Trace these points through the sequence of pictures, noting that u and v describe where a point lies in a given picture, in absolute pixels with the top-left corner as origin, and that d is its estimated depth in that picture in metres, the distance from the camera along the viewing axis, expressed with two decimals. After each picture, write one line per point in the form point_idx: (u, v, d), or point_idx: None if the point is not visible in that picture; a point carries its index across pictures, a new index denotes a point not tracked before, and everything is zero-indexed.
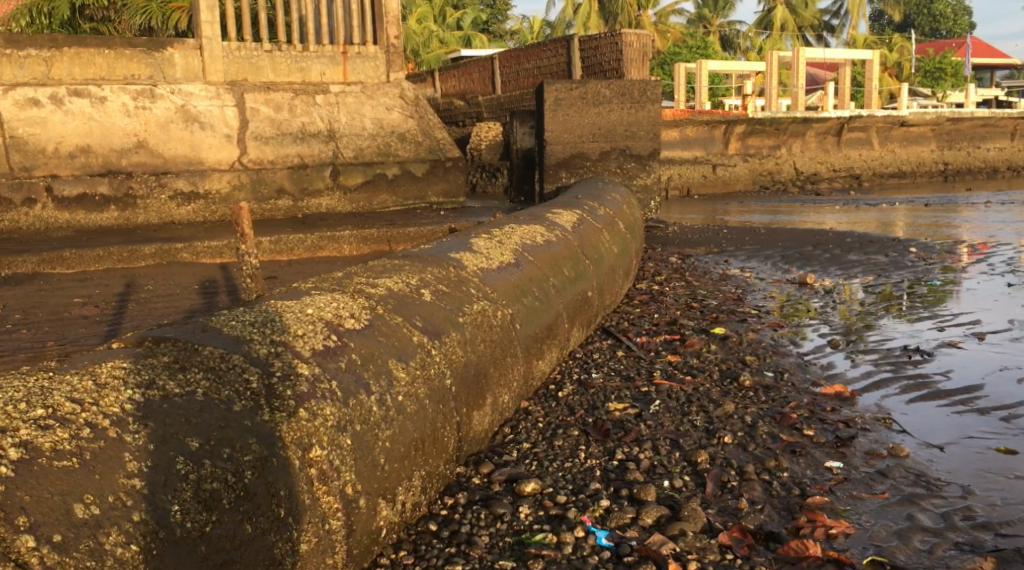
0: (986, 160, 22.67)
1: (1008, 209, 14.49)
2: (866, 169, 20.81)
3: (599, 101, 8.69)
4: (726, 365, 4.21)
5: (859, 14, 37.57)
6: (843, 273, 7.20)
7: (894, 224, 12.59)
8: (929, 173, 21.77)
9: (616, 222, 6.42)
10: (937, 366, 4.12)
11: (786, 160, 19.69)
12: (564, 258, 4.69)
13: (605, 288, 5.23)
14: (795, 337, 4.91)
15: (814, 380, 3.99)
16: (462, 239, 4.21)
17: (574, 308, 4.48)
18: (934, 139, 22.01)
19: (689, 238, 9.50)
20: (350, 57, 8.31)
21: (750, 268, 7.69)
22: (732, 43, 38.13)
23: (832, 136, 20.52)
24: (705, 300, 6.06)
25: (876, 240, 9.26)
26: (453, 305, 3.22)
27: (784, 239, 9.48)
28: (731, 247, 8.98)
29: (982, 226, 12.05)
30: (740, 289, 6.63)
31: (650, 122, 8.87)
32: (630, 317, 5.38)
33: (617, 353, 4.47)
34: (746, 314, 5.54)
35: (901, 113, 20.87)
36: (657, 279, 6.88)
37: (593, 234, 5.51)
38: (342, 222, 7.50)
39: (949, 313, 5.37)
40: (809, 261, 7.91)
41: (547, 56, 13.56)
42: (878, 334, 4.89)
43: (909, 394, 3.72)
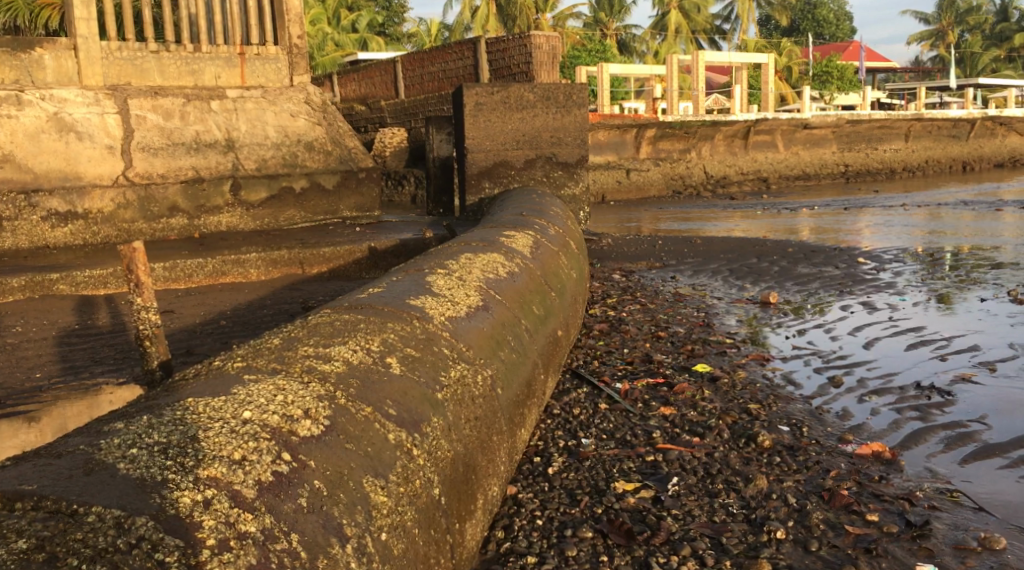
0: (883, 161, 22.99)
1: (913, 212, 14.52)
2: (772, 172, 20.82)
3: (522, 106, 7.92)
4: (731, 417, 3.59)
5: (749, 20, 38.05)
6: (802, 290, 6.76)
7: (807, 229, 12.34)
8: (831, 175, 21.95)
9: (568, 242, 5.76)
10: (969, 410, 3.60)
11: (696, 163, 19.49)
12: (530, 293, 3.98)
13: (569, 322, 4.54)
14: (789, 374, 4.34)
15: (838, 434, 3.40)
16: (415, 277, 3.45)
17: (547, 354, 3.79)
18: (835, 141, 22.19)
19: (626, 252, 8.95)
20: (248, 59, 7.42)
21: (702, 285, 7.19)
22: (629, 48, 38.06)
23: (739, 139, 20.40)
24: (671, 328, 5.47)
25: (818, 250, 8.92)
26: (427, 378, 2.48)
27: (725, 251, 9.00)
28: (673, 262, 8.43)
29: (893, 230, 11.90)
30: (700, 311, 6.08)
31: (577, 127, 8.11)
32: (597, 355, 4.72)
33: (598, 407, 3.78)
34: (722, 345, 4.96)
35: (804, 116, 20.90)
36: (608, 303, 6.26)
37: (551, 258, 4.82)
38: (245, 242, 6.54)
39: (941, 337, 4.93)
40: (761, 276, 7.45)
41: (452, 60, 12.81)
42: (879, 367, 4.38)
43: (956, 451, 3.18)
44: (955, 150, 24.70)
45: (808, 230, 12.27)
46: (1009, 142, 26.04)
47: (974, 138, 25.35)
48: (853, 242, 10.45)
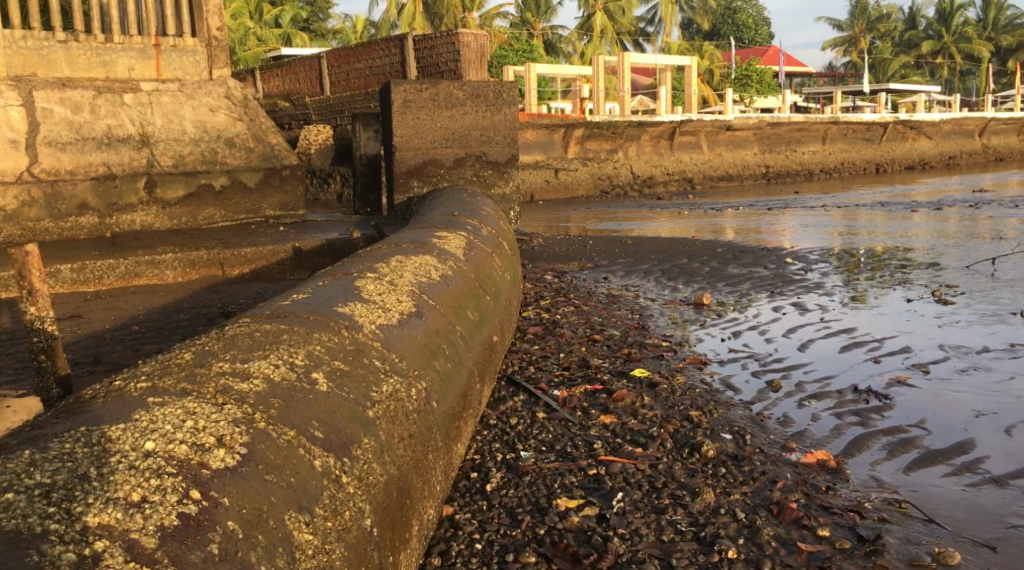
0: (802, 163, 23.48)
1: (831, 213, 14.83)
2: (697, 173, 21.04)
3: (451, 103, 7.73)
4: (673, 425, 3.48)
5: (672, 22, 38.47)
6: (734, 290, 6.76)
7: (730, 230, 12.45)
8: (753, 176, 22.32)
9: (501, 243, 5.61)
10: (907, 414, 3.57)
11: (623, 163, 19.57)
12: (464, 297, 3.80)
13: (504, 327, 4.38)
14: (727, 378, 4.26)
15: (782, 442, 3.31)
16: (342, 282, 3.24)
17: (482, 361, 3.62)
18: (756, 142, 22.56)
19: (557, 252, 8.85)
20: (163, 51, 7.02)
21: (634, 286, 7.13)
22: (556, 48, 38.10)
23: (665, 140, 20.52)
24: (606, 331, 5.37)
25: (746, 250, 8.98)
26: (357, 394, 2.29)
27: (655, 251, 8.99)
28: (604, 262, 8.36)
29: (812, 230, 12.13)
30: (634, 313, 6.00)
31: (507, 126, 7.96)
32: (532, 360, 4.57)
33: (536, 416, 3.63)
34: (658, 348, 4.88)
35: (728, 117, 21.12)
36: (541, 305, 6.12)
37: (485, 260, 4.66)
38: (160, 242, 6.18)
39: (873, 339, 4.94)
40: (693, 277, 7.44)
41: (379, 57, 12.52)
42: (816, 370, 4.34)
43: (899, 458, 3.12)
44: (869, 153, 25.42)
45: (732, 230, 12.38)
46: (920, 146, 26.89)
47: (887, 141, 26.09)
48: (776, 242, 10.57)
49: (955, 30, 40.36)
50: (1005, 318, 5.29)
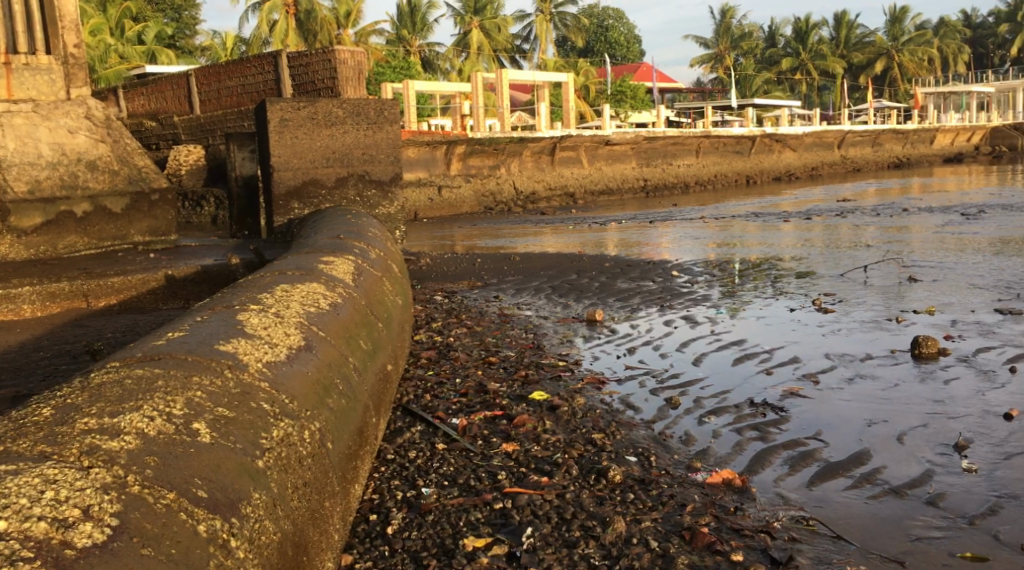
0: (678, 176, 24.16)
1: (707, 224, 15.28)
2: (578, 187, 21.31)
3: (331, 122, 7.49)
4: (577, 450, 3.40)
5: (548, 39, 39.06)
6: (625, 305, 6.79)
7: (612, 244, 12.60)
8: (632, 190, 22.80)
9: (390, 266, 5.42)
10: (804, 426, 3.60)
11: (505, 179, 19.65)
12: (356, 326, 3.61)
13: (398, 354, 4.21)
14: (627, 397, 4.23)
15: (687, 462, 3.28)
16: (223, 316, 3.00)
17: (377, 393, 3.44)
18: (633, 157, 23.07)
19: (445, 272, 8.72)
20: (14, 69, 6.50)
21: (526, 304, 7.07)
22: (433, 65, 38.01)
23: (546, 155, 20.69)
24: (501, 353, 5.27)
25: (632, 264, 9.09)
26: (245, 442, 2.09)
27: (543, 267, 8.99)
28: (494, 280, 8.29)
29: (690, 242, 12.43)
30: (528, 331, 5.93)
31: (389, 143, 7.80)
32: (428, 386, 4.41)
33: (436, 448, 3.47)
34: (556, 369, 4.81)
35: (606, 132, 21.49)
36: (433, 328, 5.97)
37: (375, 285, 4.48)
38: (15, 274, 5.68)
39: (763, 350, 5.03)
40: (583, 293, 7.44)
41: (251, 74, 12.08)
42: (712, 385, 4.36)
43: (801, 473, 3.13)
44: (739, 165, 26.40)
45: (615, 244, 12.55)
46: (785, 157, 28.15)
47: (755, 153, 27.19)
48: (658, 254, 10.77)
49: (811, 48, 42.60)
50: (882, 325, 5.50)
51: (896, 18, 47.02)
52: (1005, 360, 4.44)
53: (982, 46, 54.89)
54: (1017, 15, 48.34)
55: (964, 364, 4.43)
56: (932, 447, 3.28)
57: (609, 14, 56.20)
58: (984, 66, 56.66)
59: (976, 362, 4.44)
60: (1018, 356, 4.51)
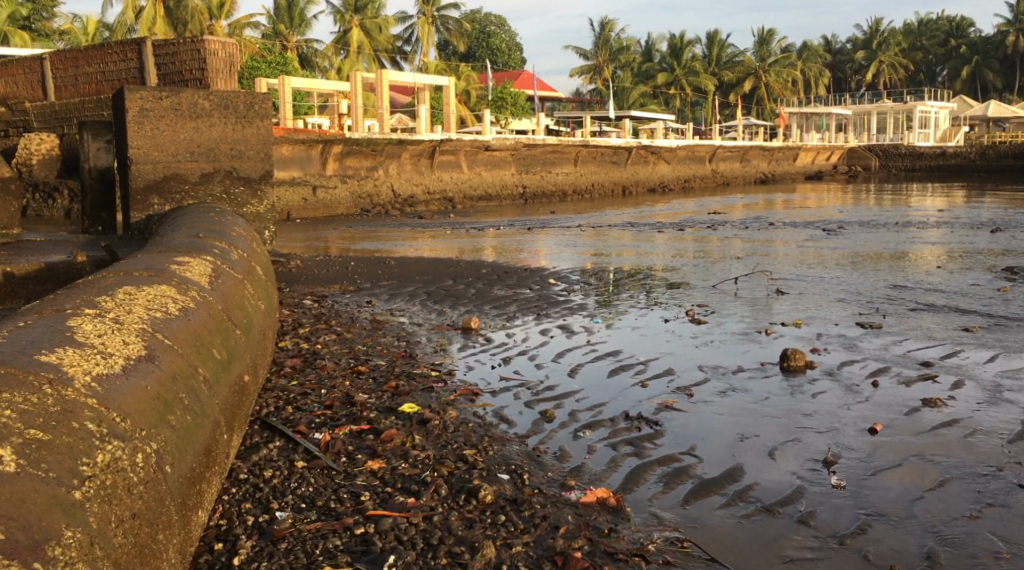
0: (556, 184, 24.34)
1: (584, 233, 15.39)
2: (457, 192, 21.16)
3: (196, 114, 7.03)
4: (447, 467, 3.22)
5: (429, 43, 38.75)
6: (501, 314, 6.67)
7: (489, 251, 12.49)
8: (510, 196, 22.78)
9: (253, 268, 5.09)
10: (678, 441, 3.56)
11: (383, 181, 19.34)
12: (209, 333, 3.29)
13: (257, 363, 3.90)
14: (500, 410, 4.08)
15: (560, 480, 3.16)
16: (50, 321, 2.65)
17: (231, 408, 3.15)
18: (513, 163, 23.09)
19: (316, 275, 8.39)
20: None
21: (399, 310, 6.85)
22: (312, 63, 37.05)
23: (425, 159, 20.43)
24: (371, 362, 5.04)
25: (509, 271, 9.00)
26: (60, 470, 1.80)
27: (418, 272, 8.76)
28: (367, 285, 8.01)
29: (566, 250, 12.44)
30: (401, 339, 5.72)
31: (260, 139, 7.38)
32: (291, 398, 4.13)
33: (294, 466, 3.21)
34: (428, 380, 4.62)
35: (486, 137, 21.34)
36: (299, 334, 5.66)
37: (234, 288, 4.16)
38: None
39: (637, 361, 4.99)
40: (459, 299, 7.29)
41: (112, 61, 11.27)
42: (587, 397, 4.27)
43: (675, 491, 3.06)
44: (615, 175, 26.87)
45: (492, 250, 12.40)
46: (659, 170, 28.86)
47: (630, 165, 27.72)
48: (535, 262, 10.70)
49: (685, 65, 43.91)
50: (752, 337, 5.58)
51: (763, 40, 49.10)
52: (868, 374, 4.56)
53: (841, 71, 58.09)
54: (872, 44, 51.41)
55: (830, 377, 4.52)
56: (802, 462, 3.28)
57: (491, 20, 56.30)
58: (841, 90, 59.98)
59: (841, 375, 4.54)
60: (880, 370, 4.64)
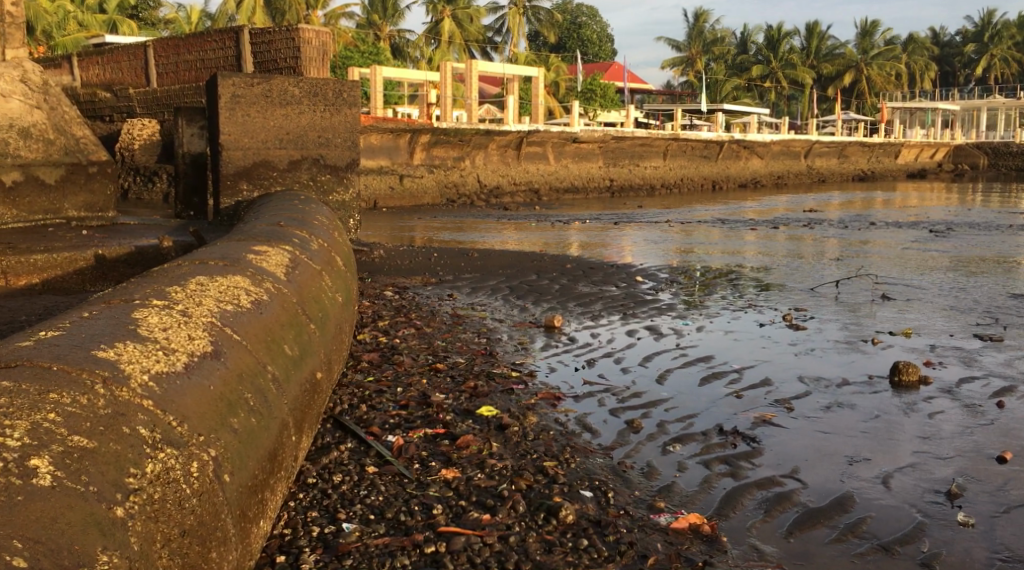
0: (644, 177, 23.76)
1: (671, 229, 14.91)
2: (543, 184, 20.87)
3: (286, 101, 6.97)
4: (526, 481, 2.99)
5: (520, 33, 38.46)
6: (586, 312, 6.42)
7: (574, 245, 12.18)
8: (597, 189, 22.35)
9: (333, 258, 4.95)
10: (779, 462, 3.25)
11: (470, 172, 19.23)
12: (282, 328, 3.12)
13: (331, 359, 3.74)
14: (583, 418, 3.84)
15: (648, 501, 2.90)
16: (116, 311, 2.52)
17: (302, 407, 2.99)
18: (601, 156, 22.64)
19: (399, 266, 8.28)
20: None
21: (481, 305, 6.67)
22: (404, 52, 37.26)
23: (513, 150, 20.23)
24: (450, 360, 4.85)
25: (595, 267, 8.72)
26: (102, 484, 1.66)
27: (502, 266, 8.57)
28: (449, 277, 7.86)
29: (652, 247, 12.04)
30: (481, 336, 5.53)
31: (347, 128, 7.28)
32: (365, 395, 3.97)
33: (365, 471, 3.03)
34: (507, 381, 4.40)
35: (573, 129, 20.98)
36: (379, 327, 5.53)
37: (312, 279, 4.01)
38: None
39: (731, 370, 4.67)
40: (542, 295, 7.06)
41: (212, 49, 11.45)
42: (677, 407, 4.00)
43: (777, 520, 2.78)
44: (706, 170, 26.07)
45: (578, 245, 12.07)
46: (752, 165, 27.91)
47: (722, 159, 26.73)
48: (621, 259, 10.35)
49: (781, 57, 42.43)
50: (856, 346, 5.19)
51: (865, 32, 47.07)
52: (991, 393, 4.14)
53: (948, 65, 55.28)
54: (983, 36, 48.76)
55: (947, 395, 4.12)
56: (922, 494, 2.94)
57: (583, 12, 55.60)
58: (947, 85, 57.09)
59: (959, 394, 4.13)
60: (1004, 389, 4.21)
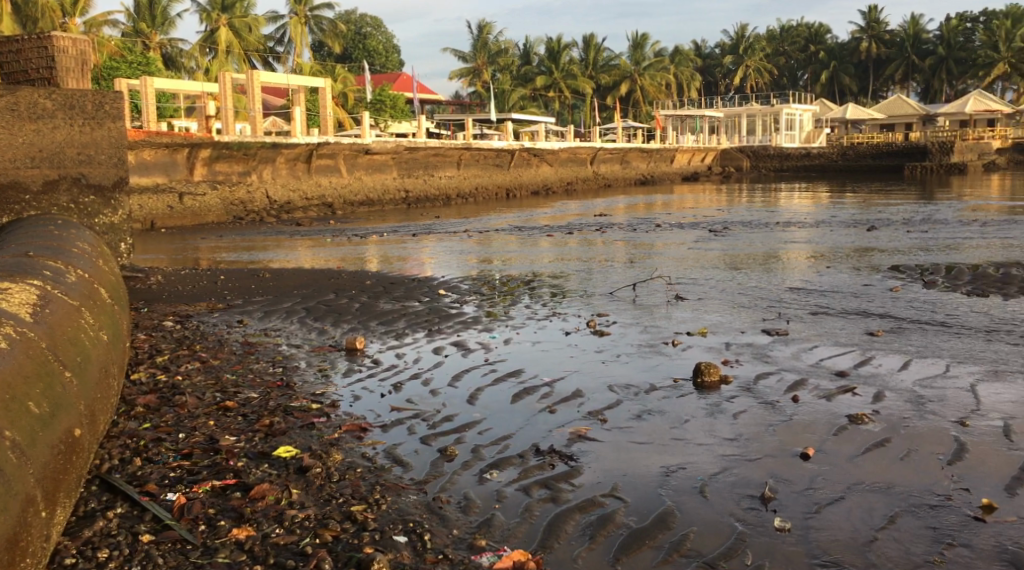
0: (439, 188, 23.67)
1: (469, 239, 14.87)
2: (336, 197, 20.26)
3: (36, 115, 6.13)
4: (331, 532, 2.70)
5: (304, 43, 37.32)
6: (389, 330, 6.15)
7: (372, 259, 11.84)
8: (393, 201, 21.97)
9: (96, 290, 4.36)
10: (598, 480, 3.14)
11: (257, 187, 18.37)
12: (26, 382, 2.63)
13: (94, 411, 3.24)
14: (393, 450, 3.56)
15: (469, 539, 2.69)
16: None
17: (54, 474, 2.53)
18: (394, 167, 22.32)
19: (179, 291, 7.66)
20: None
21: (274, 330, 6.22)
22: (178, 63, 35.14)
23: (302, 163, 19.51)
24: (241, 395, 4.40)
25: (396, 282, 8.46)
26: None
27: (296, 286, 8.08)
28: (238, 301, 7.30)
29: (452, 258, 11.91)
30: (276, 365, 5.10)
31: (111, 143, 6.50)
32: (140, 447, 3.49)
33: (139, 544, 2.62)
34: (307, 415, 4.03)
35: (364, 141, 20.56)
36: (157, 364, 4.97)
37: (68, 317, 3.47)
38: None
39: (542, 383, 4.56)
40: (342, 315, 6.70)
41: None
42: (491, 429, 3.81)
43: (603, 546, 2.65)
44: (499, 178, 26.27)
45: (376, 260, 11.73)
46: (542, 172, 28.56)
47: (513, 168, 27.21)
48: (420, 271, 10.12)
49: (562, 68, 43.65)
50: (658, 349, 5.26)
51: (637, 44, 49.68)
52: (786, 388, 4.27)
53: (710, 75, 59.66)
54: (739, 48, 52.92)
55: (746, 393, 4.21)
56: (738, 500, 2.92)
57: (368, 23, 54.96)
58: (711, 93, 61.49)
59: (758, 391, 4.23)
60: (797, 383, 4.37)
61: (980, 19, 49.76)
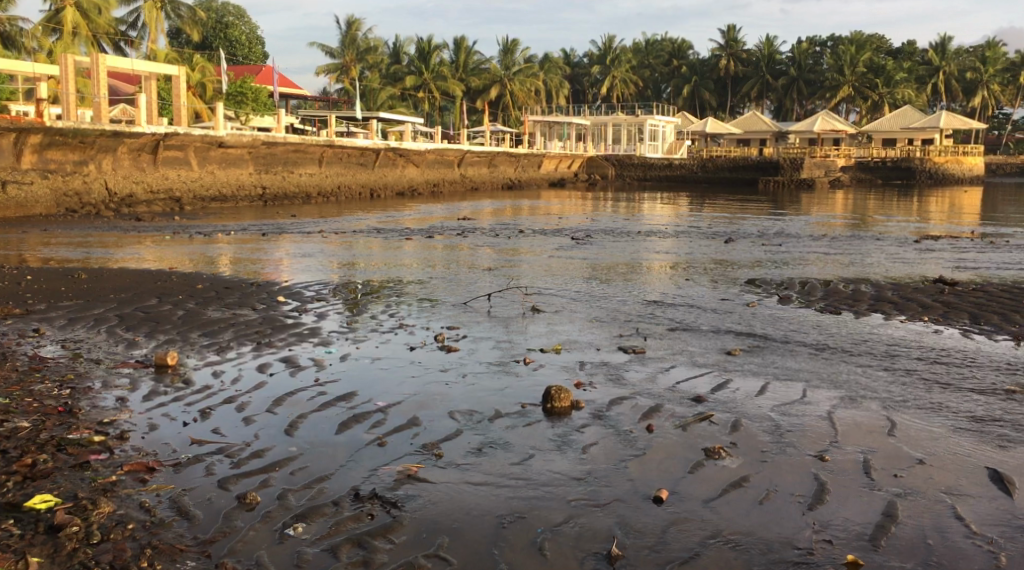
0: (299, 185, 22.60)
1: (327, 240, 14.07)
2: (185, 191, 18.97)
3: None
4: None
5: (158, 27, 34.38)
6: (212, 343, 5.46)
7: (221, 259, 10.92)
8: (248, 197, 20.79)
9: None
10: (421, 535, 2.70)
11: (95, 177, 16.91)
12: None
13: None
14: (181, 498, 2.97)
15: None
16: None
17: None
18: (251, 162, 21.09)
19: None
20: None
21: (74, 341, 5.41)
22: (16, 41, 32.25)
23: (148, 153, 18.12)
24: (7, 424, 3.66)
25: (233, 287, 7.70)
26: None
27: (113, 289, 7.19)
28: (39, 307, 6.39)
29: (307, 261, 11.11)
30: (64, 386, 4.33)
31: None
32: None
33: None
34: (84, 452, 3.36)
35: (218, 133, 19.30)
36: None
37: None
38: None
39: (375, 409, 4.04)
40: (160, 324, 5.94)
41: None
42: (306, 468, 3.26)
43: None
44: (363, 177, 25.41)
45: (225, 260, 10.83)
46: (408, 173, 27.87)
47: (378, 167, 26.29)
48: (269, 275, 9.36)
49: (433, 68, 41.82)
50: (509, 368, 4.83)
51: (510, 48, 49.57)
52: (640, 415, 3.93)
53: (578, 83, 60.35)
54: (607, 58, 53.68)
55: (599, 421, 3.84)
56: (581, 561, 2.57)
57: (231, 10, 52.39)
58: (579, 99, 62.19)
59: (610, 419, 3.87)
60: (652, 409, 4.04)
61: (829, 44, 52.52)
